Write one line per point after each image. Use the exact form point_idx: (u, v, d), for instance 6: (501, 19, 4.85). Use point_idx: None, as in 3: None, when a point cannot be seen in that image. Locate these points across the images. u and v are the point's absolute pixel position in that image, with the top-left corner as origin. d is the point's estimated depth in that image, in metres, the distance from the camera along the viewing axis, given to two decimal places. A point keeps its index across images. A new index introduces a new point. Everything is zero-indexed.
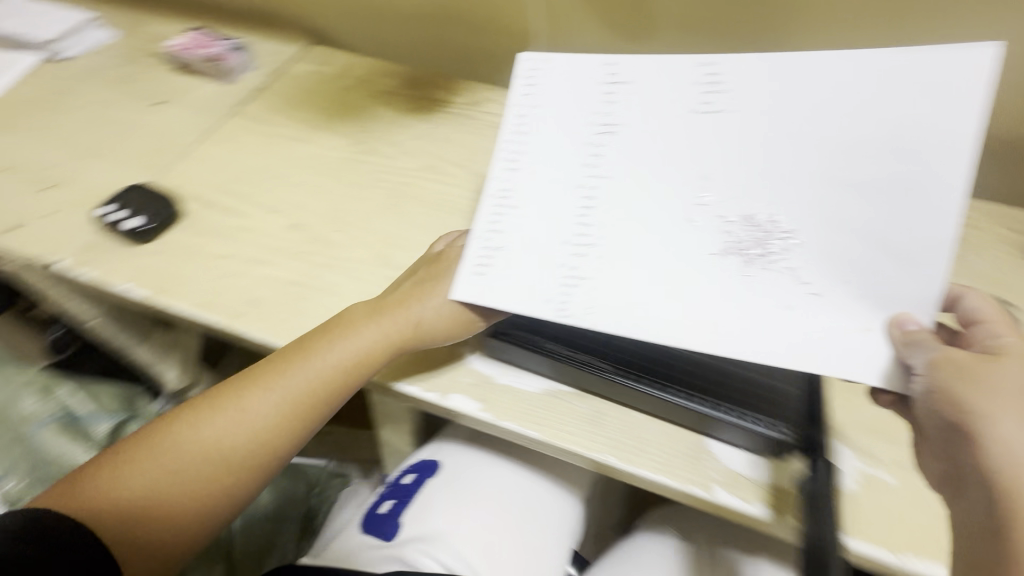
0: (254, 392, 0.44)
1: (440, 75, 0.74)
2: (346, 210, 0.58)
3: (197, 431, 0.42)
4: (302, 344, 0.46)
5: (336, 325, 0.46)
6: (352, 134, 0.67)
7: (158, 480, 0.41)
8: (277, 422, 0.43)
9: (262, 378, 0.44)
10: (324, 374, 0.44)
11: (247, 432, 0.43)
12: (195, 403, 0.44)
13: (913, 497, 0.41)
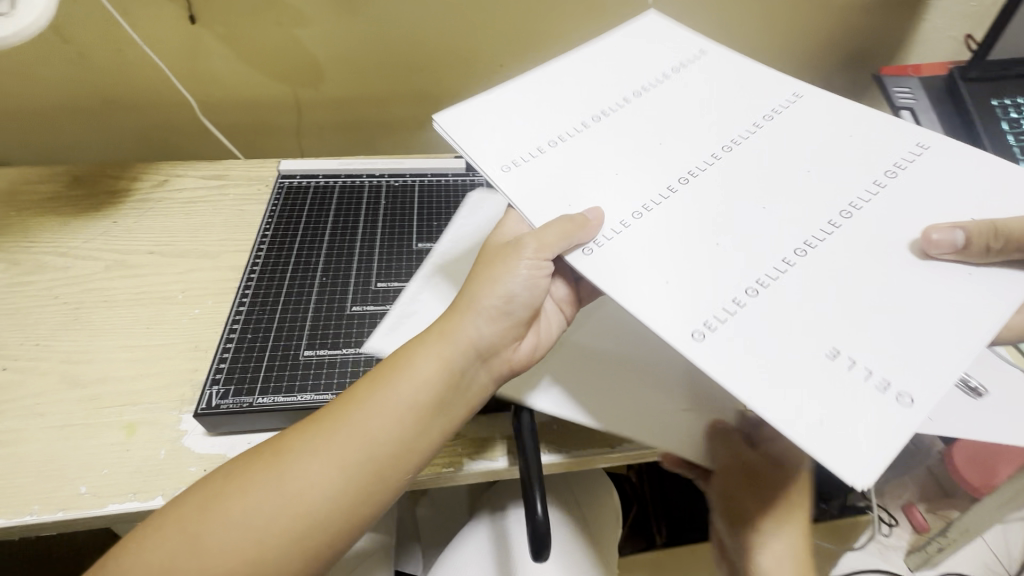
0: (422, 355, 0.37)
1: (112, 169, 0.68)
2: (10, 343, 0.50)
3: (212, 528, 0.32)
4: (245, 493, 0.33)
5: (319, 445, 0.34)
6: (6, 257, 0.57)
7: (267, 545, 0.32)
8: (328, 520, 0.33)
9: (428, 339, 0.38)
10: (483, 321, 0.38)
11: (258, 530, 0.32)
12: (205, 497, 0.33)
13: None
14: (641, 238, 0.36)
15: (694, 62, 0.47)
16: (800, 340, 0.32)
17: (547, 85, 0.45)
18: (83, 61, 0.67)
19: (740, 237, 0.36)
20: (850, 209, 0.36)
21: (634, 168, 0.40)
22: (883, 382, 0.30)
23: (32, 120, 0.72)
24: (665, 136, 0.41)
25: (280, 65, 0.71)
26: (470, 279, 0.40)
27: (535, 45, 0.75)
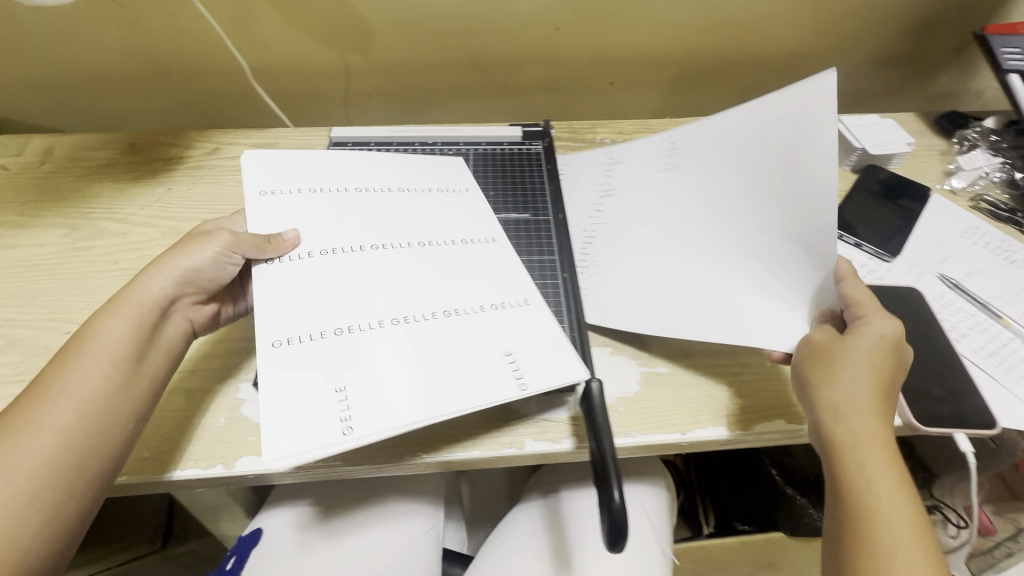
0: (109, 319, 0.39)
1: (164, 137, 0.68)
2: (73, 308, 0.50)
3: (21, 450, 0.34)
4: (50, 420, 0.35)
5: (47, 392, 0.36)
6: (66, 222, 0.58)
7: (51, 474, 0.34)
8: (69, 453, 0.35)
9: (117, 303, 0.40)
10: (156, 292, 0.41)
11: (13, 487, 0.33)
12: None
13: (685, 380, 0.47)
14: (292, 267, 0.43)
15: (476, 188, 0.55)
16: (322, 360, 0.38)
17: (376, 169, 0.53)
18: (135, 26, 0.66)
19: (386, 299, 0.42)
20: (493, 304, 0.44)
21: (367, 234, 0.47)
22: (379, 405, 0.37)
23: (88, 88, 0.72)
24: (419, 224, 0.49)
25: (329, 29, 0.69)
26: (164, 253, 0.44)
27: (593, 7, 0.71)
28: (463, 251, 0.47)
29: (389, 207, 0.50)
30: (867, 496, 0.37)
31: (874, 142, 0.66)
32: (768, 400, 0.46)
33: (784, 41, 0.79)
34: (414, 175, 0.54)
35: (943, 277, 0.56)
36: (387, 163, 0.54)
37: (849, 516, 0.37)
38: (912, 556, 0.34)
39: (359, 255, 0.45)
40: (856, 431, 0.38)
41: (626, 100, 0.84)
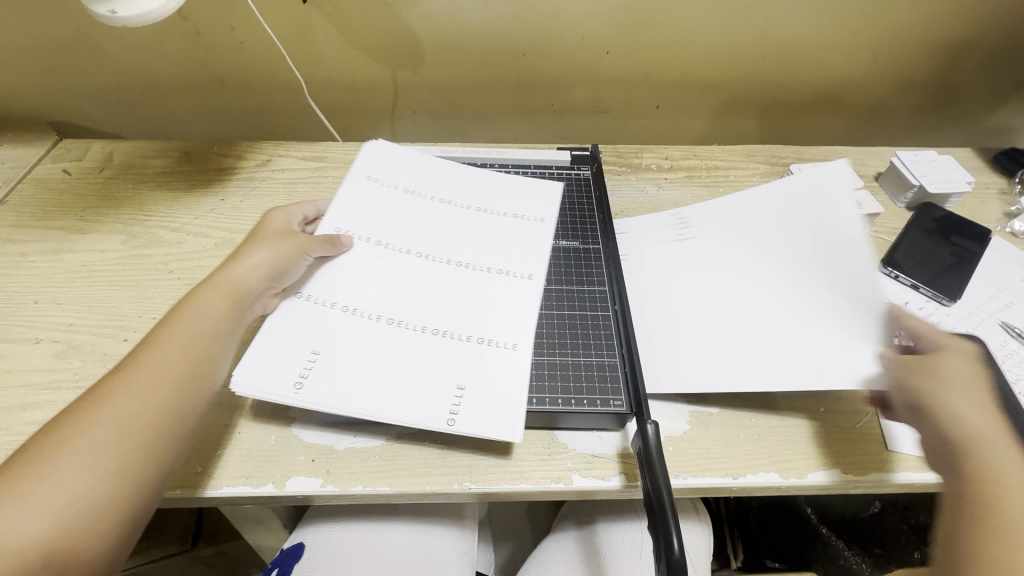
0: (205, 297, 0.41)
1: (218, 147, 0.69)
2: (130, 316, 0.51)
3: (101, 417, 0.33)
4: (136, 385, 0.35)
5: (137, 360, 0.36)
6: (125, 229, 0.59)
7: (134, 441, 0.33)
8: (152, 421, 0.34)
9: (214, 282, 0.42)
10: (251, 274, 0.43)
11: (119, 427, 0.33)
12: (51, 432, 0.33)
13: (736, 422, 0.46)
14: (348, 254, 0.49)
15: (553, 220, 0.56)
16: (322, 328, 0.44)
17: (452, 185, 0.58)
18: (197, 39, 0.68)
19: (392, 296, 0.46)
20: (479, 338, 0.44)
21: (403, 238, 0.51)
22: (333, 382, 0.41)
23: (148, 95, 0.74)
24: (440, 238, 0.52)
25: (383, 47, 0.70)
26: (247, 245, 0.46)
27: (645, 33, 0.70)
28: (468, 275, 0.49)
29: (438, 219, 0.54)
30: (988, 496, 0.33)
31: (931, 179, 0.64)
32: (822, 447, 0.45)
33: (835, 71, 0.78)
34: (479, 195, 0.57)
35: (1005, 325, 0.54)
36: (468, 176, 0.59)
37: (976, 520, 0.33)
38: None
39: (394, 253, 0.50)
40: (981, 433, 0.36)
41: (671, 124, 0.83)
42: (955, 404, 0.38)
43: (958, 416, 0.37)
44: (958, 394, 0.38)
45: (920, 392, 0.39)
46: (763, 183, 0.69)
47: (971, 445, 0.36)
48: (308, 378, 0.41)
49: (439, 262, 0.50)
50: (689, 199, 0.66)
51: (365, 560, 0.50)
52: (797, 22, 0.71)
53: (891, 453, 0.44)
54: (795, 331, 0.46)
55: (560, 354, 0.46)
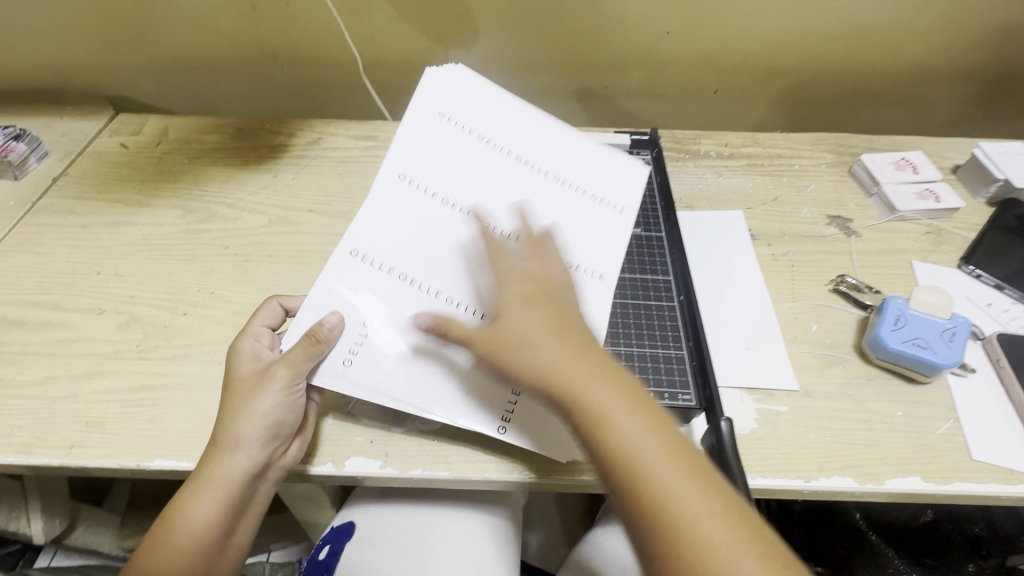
0: (208, 487, 0.37)
1: (270, 124, 0.69)
2: (188, 290, 0.52)
3: (167, 553, 0.37)
4: (187, 528, 0.37)
5: (188, 497, 0.37)
6: (181, 204, 0.59)
7: None
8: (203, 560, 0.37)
9: (207, 468, 0.38)
10: (261, 452, 0.38)
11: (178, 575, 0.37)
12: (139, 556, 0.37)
13: (807, 422, 0.44)
14: (404, 203, 0.44)
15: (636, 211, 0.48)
16: (378, 295, 0.42)
17: (532, 138, 0.49)
18: (252, 13, 0.67)
19: None
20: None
21: (470, 197, 0.45)
22: (390, 368, 0.40)
23: (201, 72, 0.74)
24: (495, 194, 0.46)
25: (437, 24, 0.68)
26: (226, 411, 0.39)
27: (710, 12, 0.67)
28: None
29: (510, 180, 0.47)
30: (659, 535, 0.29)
31: (1017, 172, 0.60)
32: (902, 453, 0.42)
33: (910, 55, 0.73)
34: (564, 160, 0.49)
35: None
36: (545, 125, 0.50)
37: (646, 515, 0.30)
38: (739, 554, 0.28)
39: (458, 214, 0.45)
40: (624, 446, 0.31)
41: (728, 110, 0.80)
42: (545, 374, 0.33)
43: (610, 400, 0.32)
44: (530, 334, 0.34)
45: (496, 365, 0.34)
46: (831, 174, 0.65)
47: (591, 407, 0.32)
48: (357, 355, 0.40)
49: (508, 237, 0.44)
50: (752, 188, 0.63)
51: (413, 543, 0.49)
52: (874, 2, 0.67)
53: (973, 462, 0.42)
54: (761, 339, 0.49)
55: (633, 345, 0.44)
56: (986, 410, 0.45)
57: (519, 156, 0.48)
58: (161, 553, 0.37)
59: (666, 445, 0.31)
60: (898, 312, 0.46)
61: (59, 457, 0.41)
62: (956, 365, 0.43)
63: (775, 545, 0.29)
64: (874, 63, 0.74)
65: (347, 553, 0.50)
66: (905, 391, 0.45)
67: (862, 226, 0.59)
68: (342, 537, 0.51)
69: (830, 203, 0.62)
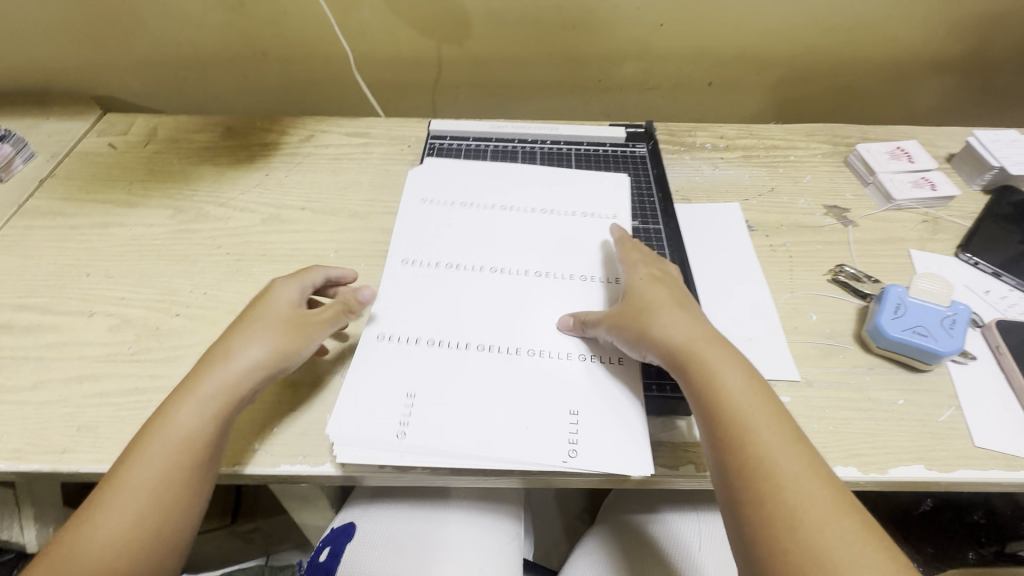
0: (199, 399, 0.37)
1: (261, 122, 0.68)
2: (181, 290, 0.51)
3: (131, 477, 0.35)
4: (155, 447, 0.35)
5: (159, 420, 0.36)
6: (172, 204, 0.58)
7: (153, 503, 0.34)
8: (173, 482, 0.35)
9: (200, 383, 0.38)
10: (245, 371, 0.39)
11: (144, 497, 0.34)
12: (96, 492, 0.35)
13: (810, 412, 0.43)
14: (407, 281, 0.47)
15: (627, 215, 0.52)
16: (411, 368, 0.41)
17: (505, 185, 0.55)
18: (240, 9, 0.66)
19: (486, 312, 0.45)
20: (581, 355, 0.43)
21: (471, 256, 0.49)
22: (442, 423, 0.39)
23: (189, 70, 0.73)
24: (501, 242, 0.50)
25: (428, 18, 0.67)
26: (238, 333, 0.40)
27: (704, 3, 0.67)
28: (555, 285, 0.47)
29: (500, 227, 0.51)
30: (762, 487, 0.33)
31: (1012, 159, 0.60)
32: (905, 441, 0.42)
33: (904, 44, 0.73)
34: (541, 194, 0.54)
35: None
36: (513, 178, 0.55)
37: (748, 477, 0.34)
38: (839, 521, 0.31)
39: (464, 272, 0.48)
40: (738, 409, 0.36)
41: (723, 103, 0.79)
42: (668, 342, 0.39)
43: (722, 377, 0.37)
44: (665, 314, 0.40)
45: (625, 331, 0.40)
46: (827, 164, 0.65)
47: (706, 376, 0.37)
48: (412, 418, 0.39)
49: (514, 275, 0.47)
50: (748, 179, 0.63)
51: (416, 545, 0.49)
52: None
53: (977, 449, 0.42)
54: (760, 329, 0.49)
55: None
56: (988, 397, 0.44)
57: (504, 205, 0.53)
58: (117, 492, 0.34)
59: (775, 420, 0.35)
60: (898, 301, 0.46)
61: (51, 463, 0.40)
62: (957, 352, 0.43)
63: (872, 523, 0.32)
64: (868, 53, 0.74)
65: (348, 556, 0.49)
66: (907, 379, 0.45)
67: (859, 216, 0.59)
68: (343, 540, 0.50)
69: (826, 193, 0.61)
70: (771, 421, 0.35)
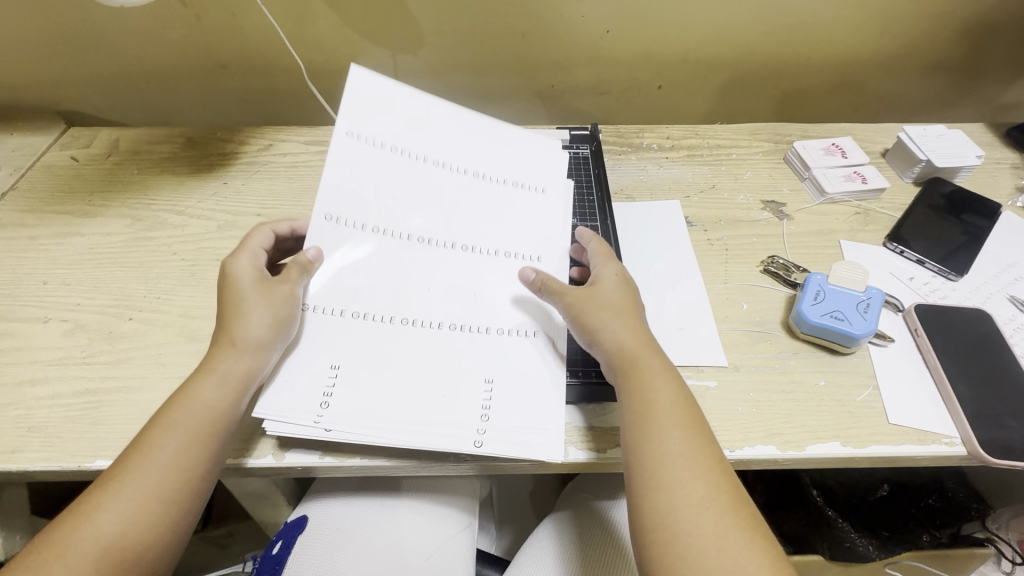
0: (208, 386, 0.39)
1: (222, 132, 0.70)
2: (135, 296, 0.52)
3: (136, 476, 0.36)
4: (157, 442, 0.37)
5: (162, 420, 0.38)
6: (130, 213, 0.60)
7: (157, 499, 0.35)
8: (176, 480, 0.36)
9: (207, 372, 0.39)
10: (241, 362, 0.39)
11: (146, 493, 0.35)
12: (97, 488, 0.35)
13: (734, 395, 0.46)
14: (330, 242, 0.45)
15: (557, 190, 0.53)
16: (340, 338, 0.43)
17: (436, 136, 0.51)
18: (199, 24, 0.68)
19: (411, 292, 0.45)
20: (499, 330, 0.45)
21: (398, 219, 0.47)
22: (362, 400, 0.41)
23: (153, 84, 0.75)
24: (428, 208, 0.48)
25: (382, 29, 0.70)
26: (228, 316, 0.41)
27: (647, 10, 0.70)
28: (479, 262, 0.48)
29: (428, 187, 0.49)
30: (675, 473, 0.36)
31: (937, 152, 0.63)
32: (823, 420, 0.44)
33: (843, 45, 0.76)
34: (473, 153, 0.52)
35: (1012, 298, 0.54)
36: (441, 126, 0.52)
37: (651, 474, 0.36)
38: (720, 524, 0.34)
39: (389, 238, 0.47)
40: (658, 410, 0.38)
41: (674, 105, 0.82)
42: (608, 345, 0.41)
43: (651, 382, 0.39)
44: (610, 318, 0.42)
45: (580, 319, 0.42)
46: (767, 161, 0.67)
47: (635, 382, 0.40)
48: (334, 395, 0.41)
49: (440, 248, 0.48)
50: (691, 177, 0.65)
51: (363, 533, 0.50)
52: None
53: (892, 426, 0.44)
54: (692, 318, 0.51)
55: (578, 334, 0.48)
56: (905, 377, 0.47)
57: (432, 160, 0.50)
58: (121, 486, 0.35)
59: (692, 422, 0.38)
60: (819, 288, 0.49)
61: (0, 462, 0.42)
62: (871, 334, 0.46)
63: (756, 530, 0.34)
64: (809, 54, 0.77)
65: (300, 548, 0.50)
66: (828, 362, 0.48)
67: (794, 210, 0.62)
68: (296, 533, 0.52)
69: (764, 189, 0.64)
70: (686, 428, 0.38)
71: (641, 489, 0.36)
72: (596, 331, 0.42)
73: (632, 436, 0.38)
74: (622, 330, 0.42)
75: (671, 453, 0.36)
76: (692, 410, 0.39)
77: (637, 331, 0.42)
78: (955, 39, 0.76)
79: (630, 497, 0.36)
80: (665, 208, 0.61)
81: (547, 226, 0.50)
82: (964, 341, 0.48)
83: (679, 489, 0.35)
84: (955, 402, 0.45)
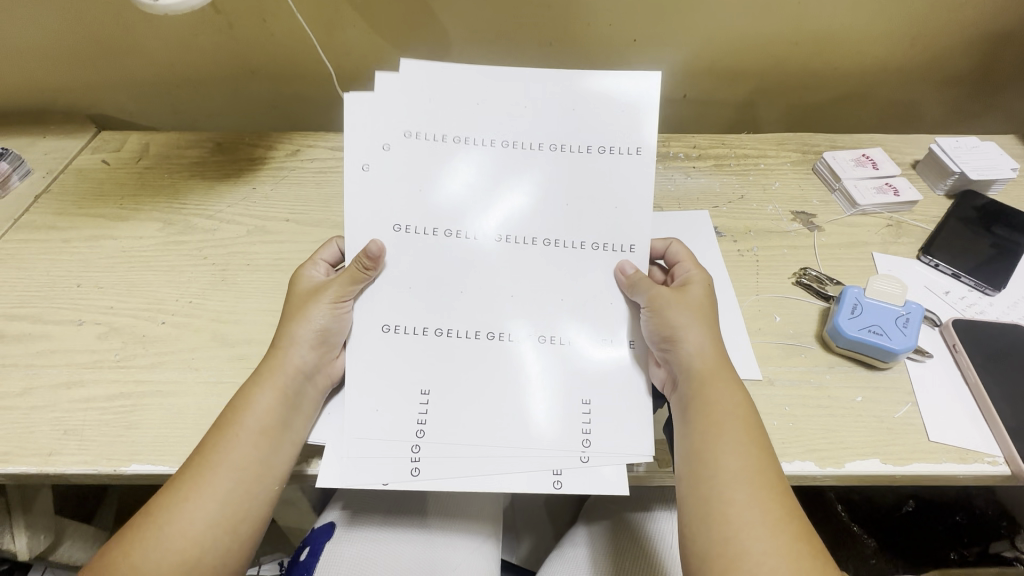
0: (259, 390, 0.41)
1: (250, 137, 0.70)
2: (167, 300, 0.53)
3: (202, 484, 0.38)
4: (218, 451, 0.39)
5: (224, 429, 0.39)
6: (161, 217, 0.61)
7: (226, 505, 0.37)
8: (240, 487, 0.38)
9: (261, 373, 0.41)
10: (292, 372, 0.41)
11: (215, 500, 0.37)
12: (166, 497, 0.37)
13: (771, 409, 0.45)
14: (407, 254, 0.45)
15: (653, 148, 0.45)
16: (418, 360, 0.43)
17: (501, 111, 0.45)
18: (230, 31, 0.69)
19: (485, 301, 0.45)
20: (592, 341, 0.44)
21: (472, 219, 0.45)
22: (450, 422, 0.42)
23: (183, 89, 0.76)
24: (500, 203, 0.45)
25: (411, 37, 0.70)
26: (284, 320, 0.43)
27: (675, 20, 0.69)
28: (559, 257, 0.45)
29: (505, 175, 0.45)
30: (740, 493, 0.36)
31: (971, 165, 0.62)
32: (860, 436, 0.43)
33: (871, 56, 0.76)
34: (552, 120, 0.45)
35: None
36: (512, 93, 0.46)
37: (719, 491, 0.36)
38: (787, 549, 0.34)
39: (466, 244, 0.45)
40: (728, 426, 0.38)
41: (699, 113, 0.82)
42: (686, 356, 0.41)
43: (721, 398, 0.39)
44: (691, 328, 0.42)
45: (659, 327, 0.42)
46: (796, 172, 0.67)
47: (707, 397, 0.40)
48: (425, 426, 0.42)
49: (520, 245, 0.45)
50: (719, 187, 0.65)
51: (391, 541, 0.50)
52: (829, 8, 0.69)
53: (931, 443, 0.43)
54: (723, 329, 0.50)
55: None
56: (944, 393, 0.46)
57: (506, 142, 0.45)
58: (189, 495, 0.37)
59: (760, 443, 0.38)
60: (855, 302, 0.48)
61: (37, 465, 0.42)
62: (910, 350, 0.45)
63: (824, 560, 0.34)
64: (836, 64, 0.77)
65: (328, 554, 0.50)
66: (864, 377, 0.47)
67: (825, 221, 0.61)
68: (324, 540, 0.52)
69: (794, 200, 0.63)
70: (753, 447, 0.38)
71: (703, 505, 0.36)
72: (674, 339, 0.41)
73: (703, 450, 0.38)
74: (703, 344, 0.41)
75: (737, 471, 0.37)
76: (758, 429, 0.39)
77: (715, 342, 0.42)
78: (985, 50, 0.75)
79: (693, 511, 0.37)
80: (694, 217, 0.61)
81: (639, 202, 0.45)
82: (1004, 357, 0.47)
83: (748, 509, 0.35)
84: (996, 420, 0.44)
